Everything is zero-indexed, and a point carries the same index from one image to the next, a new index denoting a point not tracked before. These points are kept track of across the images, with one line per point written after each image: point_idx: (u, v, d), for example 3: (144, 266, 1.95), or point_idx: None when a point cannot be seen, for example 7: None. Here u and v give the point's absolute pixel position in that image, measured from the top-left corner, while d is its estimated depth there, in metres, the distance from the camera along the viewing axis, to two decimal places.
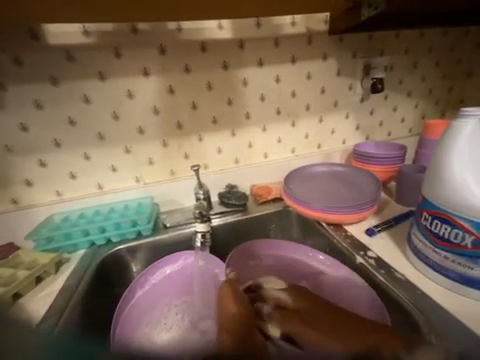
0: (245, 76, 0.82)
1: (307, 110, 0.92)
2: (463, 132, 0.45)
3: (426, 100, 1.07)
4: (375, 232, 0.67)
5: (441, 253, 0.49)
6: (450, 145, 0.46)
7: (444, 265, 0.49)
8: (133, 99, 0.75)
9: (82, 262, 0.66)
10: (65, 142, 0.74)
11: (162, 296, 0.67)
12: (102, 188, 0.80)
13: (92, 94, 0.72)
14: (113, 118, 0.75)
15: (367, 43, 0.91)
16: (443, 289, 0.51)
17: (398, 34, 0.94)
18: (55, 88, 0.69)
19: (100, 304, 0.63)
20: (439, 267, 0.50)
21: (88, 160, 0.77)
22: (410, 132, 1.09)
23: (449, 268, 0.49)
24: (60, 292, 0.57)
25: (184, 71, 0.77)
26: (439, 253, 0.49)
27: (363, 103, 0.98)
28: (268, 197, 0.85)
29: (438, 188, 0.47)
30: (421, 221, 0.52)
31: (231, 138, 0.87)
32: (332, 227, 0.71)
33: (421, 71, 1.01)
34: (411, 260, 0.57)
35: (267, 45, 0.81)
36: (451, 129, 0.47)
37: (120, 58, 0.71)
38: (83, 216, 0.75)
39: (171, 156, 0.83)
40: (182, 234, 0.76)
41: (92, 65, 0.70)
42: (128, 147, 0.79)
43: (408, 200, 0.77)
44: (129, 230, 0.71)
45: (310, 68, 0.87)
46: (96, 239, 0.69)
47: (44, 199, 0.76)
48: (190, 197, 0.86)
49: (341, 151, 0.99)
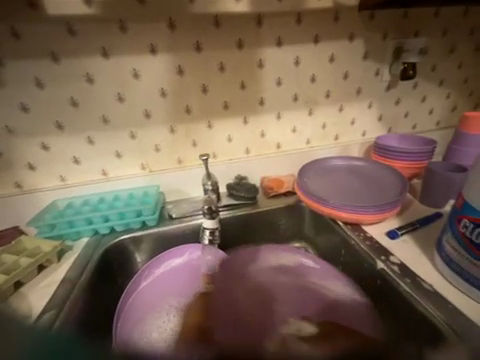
0: (262, 56, 0.74)
1: (327, 97, 0.83)
2: None
3: (460, 90, 0.96)
4: (398, 234, 0.62)
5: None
6: None
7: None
8: (139, 80, 0.69)
9: (85, 250, 0.64)
10: (68, 125, 0.70)
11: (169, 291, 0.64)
12: (107, 175, 0.76)
13: (95, 73, 0.67)
14: (118, 100, 0.70)
15: (401, 22, 0.80)
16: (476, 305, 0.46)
17: (437, 11, 0.82)
18: (56, 65, 0.64)
19: (102, 296, 0.61)
20: (476, 281, 0.45)
21: (92, 145, 0.73)
22: (437, 126, 0.99)
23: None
24: (61, 284, 0.55)
25: (194, 50, 0.70)
26: (478, 266, 0.44)
27: (389, 91, 0.88)
28: (279, 191, 0.80)
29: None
30: (459, 229, 0.46)
31: (243, 126, 0.80)
32: (349, 227, 0.66)
33: (458, 56, 0.90)
34: (439, 269, 0.52)
35: (287, 21, 0.72)
36: None
37: (126, 33, 0.65)
38: (87, 203, 0.72)
39: (179, 143, 0.78)
40: (188, 226, 0.73)
41: (94, 40, 0.64)
42: (133, 132, 0.74)
43: (434, 201, 0.71)
44: (134, 220, 0.68)
45: (334, 49, 0.78)
46: (100, 227, 0.67)
47: (47, 184, 0.73)
48: (197, 187, 0.82)
49: (360, 144, 0.92)
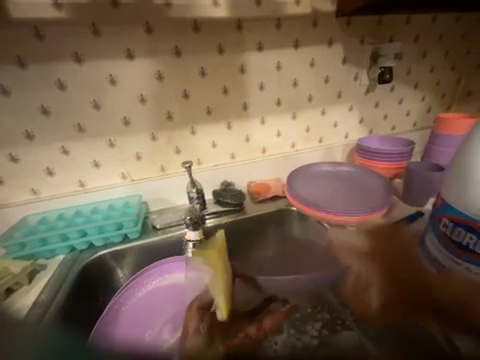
0: (243, 61, 0.74)
1: (309, 101, 0.84)
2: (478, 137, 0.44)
3: (433, 92, 1.01)
4: (384, 235, 0.63)
5: (462, 265, 0.46)
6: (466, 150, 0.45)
7: (464, 278, 0.45)
8: (116, 86, 0.66)
9: (61, 269, 0.60)
10: (39, 134, 0.65)
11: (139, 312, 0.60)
12: (84, 186, 0.72)
13: (68, 79, 0.63)
14: (94, 108, 0.67)
15: (376, 28, 0.83)
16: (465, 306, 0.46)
17: (409, 18, 0.86)
18: (23, 72, 0.60)
19: (80, 317, 0.56)
20: None
21: (67, 155, 0.68)
22: (414, 127, 1.03)
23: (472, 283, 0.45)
24: (33, 308, 0.50)
25: (174, 55, 0.68)
26: (460, 265, 0.46)
27: (368, 94, 0.91)
28: (266, 196, 0.79)
29: (475, 186, 0.43)
30: (440, 227, 0.49)
31: (228, 131, 0.79)
32: (336, 230, 0.67)
33: (430, 60, 0.95)
34: (426, 272, 0.53)
35: (267, 27, 0.73)
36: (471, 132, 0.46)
37: (100, 37, 0.62)
38: (63, 218, 0.68)
39: (161, 151, 0.75)
40: (173, 237, 0.70)
41: (66, 45, 0.61)
42: (112, 140, 0.70)
43: (415, 201, 0.74)
44: (114, 233, 0.65)
45: (314, 55, 0.80)
46: (77, 243, 0.63)
47: (17, 199, 0.68)
48: (183, 195, 0.80)
49: (343, 146, 0.93)
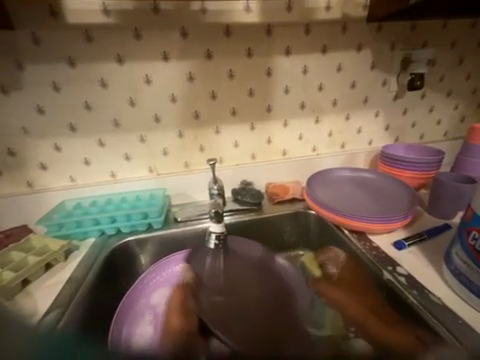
0: (270, 65, 0.76)
1: (334, 105, 0.84)
2: None
3: (469, 101, 0.96)
4: (405, 246, 0.63)
5: None
6: None
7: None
8: (150, 85, 0.71)
9: (92, 251, 0.66)
10: (80, 127, 0.72)
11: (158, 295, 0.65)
12: (115, 177, 0.78)
13: (109, 78, 0.69)
14: (129, 104, 0.72)
15: (409, 33, 0.81)
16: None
17: (445, 24, 0.83)
18: (72, 70, 0.67)
19: (106, 296, 0.63)
20: None
21: (102, 147, 0.75)
22: (445, 136, 0.98)
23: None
24: (68, 283, 0.57)
25: (205, 58, 0.72)
26: None
27: (397, 101, 0.89)
28: (284, 197, 0.80)
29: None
30: (468, 241, 0.47)
31: (250, 132, 0.81)
32: (355, 236, 0.67)
33: (467, 68, 0.90)
34: (449, 284, 0.53)
35: (296, 32, 0.74)
36: None
37: (139, 41, 0.67)
38: (95, 204, 0.74)
39: (186, 148, 0.79)
40: (193, 230, 0.74)
41: (110, 47, 0.67)
42: (143, 136, 0.76)
43: (441, 212, 0.71)
44: (140, 222, 0.70)
45: (342, 59, 0.80)
46: (107, 229, 0.69)
47: (57, 184, 0.75)
48: (203, 191, 0.83)
49: (367, 152, 0.91)
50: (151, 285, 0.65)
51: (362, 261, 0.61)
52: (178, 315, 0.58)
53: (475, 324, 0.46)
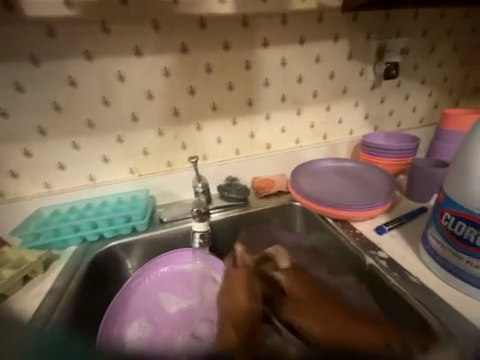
0: (249, 58, 0.75)
1: (314, 97, 0.85)
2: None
3: (441, 88, 1.00)
4: (386, 230, 0.66)
5: (462, 257, 0.48)
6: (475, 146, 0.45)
7: (461, 268, 0.48)
8: (124, 82, 0.68)
9: (73, 259, 0.63)
10: (51, 130, 0.67)
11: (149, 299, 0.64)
12: (94, 181, 0.74)
13: (78, 76, 0.65)
14: (103, 104, 0.69)
15: (383, 22, 0.83)
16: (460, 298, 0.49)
17: (417, 13, 0.85)
18: (36, 69, 0.62)
19: (92, 305, 0.61)
20: (457, 271, 0.49)
21: (77, 150, 0.71)
22: (421, 123, 1.02)
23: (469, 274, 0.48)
24: (48, 295, 0.54)
25: (181, 52, 0.69)
26: (459, 257, 0.48)
27: (374, 90, 0.91)
28: (270, 191, 0.81)
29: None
30: (442, 222, 0.50)
31: (232, 127, 0.80)
32: (339, 224, 0.69)
33: (438, 55, 0.94)
34: (426, 264, 0.56)
35: (273, 23, 0.73)
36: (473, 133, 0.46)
37: (109, 35, 0.64)
38: (74, 210, 0.71)
39: (168, 146, 0.77)
40: (179, 230, 0.73)
41: (77, 42, 0.62)
42: (120, 136, 0.72)
43: (418, 196, 0.75)
44: (123, 225, 0.68)
45: (320, 50, 0.80)
46: (88, 235, 0.66)
47: (30, 192, 0.71)
48: (188, 189, 0.81)
49: (348, 142, 0.93)
50: (140, 288, 0.64)
51: (347, 248, 0.63)
52: (244, 288, 0.55)
53: (449, 299, 0.49)
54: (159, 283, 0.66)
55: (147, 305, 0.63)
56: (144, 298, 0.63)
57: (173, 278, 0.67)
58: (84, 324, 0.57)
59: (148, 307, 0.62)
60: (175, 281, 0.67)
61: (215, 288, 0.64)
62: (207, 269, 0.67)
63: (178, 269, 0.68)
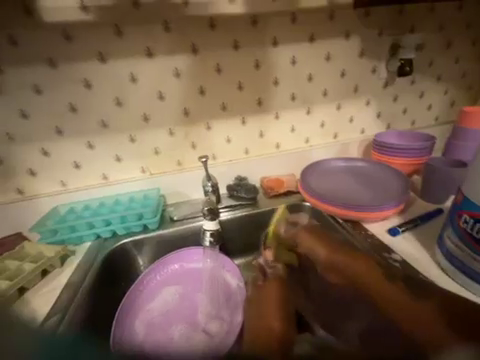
0: (258, 57, 0.75)
1: (325, 95, 0.84)
2: None
3: (458, 85, 0.96)
4: (398, 231, 0.64)
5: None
6: None
7: None
8: (137, 84, 0.70)
9: (88, 254, 0.65)
10: (67, 130, 0.70)
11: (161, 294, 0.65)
12: (107, 179, 0.77)
13: (93, 78, 0.67)
14: (116, 105, 0.70)
15: (396, 18, 0.80)
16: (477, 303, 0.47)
17: (433, 7, 0.82)
18: (54, 72, 0.65)
19: (107, 299, 0.63)
20: (476, 275, 0.47)
21: (92, 149, 0.73)
22: (436, 121, 0.99)
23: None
24: (65, 289, 0.56)
25: (191, 52, 0.70)
26: (478, 261, 0.46)
27: (387, 87, 0.88)
28: (279, 191, 0.80)
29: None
30: (459, 224, 0.48)
31: (242, 127, 0.81)
32: (350, 225, 0.68)
33: (455, 51, 0.90)
34: (441, 267, 0.54)
35: (283, 21, 0.73)
36: None
37: (122, 38, 0.65)
38: (88, 208, 0.73)
39: (178, 146, 0.78)
40: (189, 229, 0.74)
41: (92, 46, 0.64)
42: (132, 136, 0.74)
43: (433, 197, 0.72)
44: (135, 223, 0.69)
45: (331, 48, 0.78)
46: (102, 232, 0.68)
47: (48, 189, 0.74)
48: (198, 188, 0.82)
49: (359, 141, 0.91)
50: (151, 285, 0.66)
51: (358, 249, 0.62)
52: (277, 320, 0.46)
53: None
54: (170, 279, 0.67)
55: (158, 302, 0.64)
56: (155, 294, 0.65)
57: (183, 275, 0.68)
58: (98, 317, 0.59)
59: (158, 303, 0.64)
60: (185, 277, 0.68)
61: (229, 290, 0.65)
62: (216, 268, 0.68)
63: (188, 267, 0.69)
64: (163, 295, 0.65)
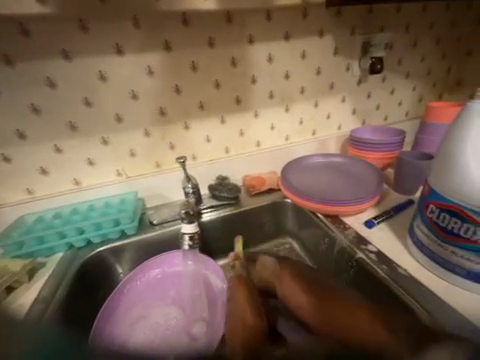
0: (235, 55, 0.74)
1: (302, 93, 0.85)
2: (465, 133, 0.45)
3: (425, 82, 1.02)
4: (374, 223, 0.67)
5: (446, 248, 0.49)
6: (457, 140, 0.46)
7: (446, 258, 0.50)
8: (107, 82, 0.66)
9: (60, 266, 0.61)
10: (30, 134, 0.65)
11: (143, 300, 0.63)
12: (79, 184, 0.72)
13: (56, 76, 0.62)
14: (85, 105, 0.66)
15: (367, 17, 0.83)
16: (445, 286, 0.51)
17: (399, 7, 0.86)
18: (11, 69, 0.59)
19: (81, 311, 0.59)
20: (442, 261, 0.51)
21: (60, 153, 0.68)
22: (406, 116, 1.04)
23: (454, 263, 0.50)
24: (34, 304, 0.52)
25: (164, 49, 0.68)
26: (444, 248, 0.50)
27: (361, 85, 0.92)
28: (261, 189, 0.80)
29: (463, 171, 0.45)
30: (427, 214, 0.52)
31: (221, 126, 0.79)
32: (329, 220, 0.69)
33: (421, 50, 0.95)
34: (413, 255, 0.57)
35: (257, 18, 0.72)
36: (454, 127, 0.47)
37: (87, 33, 0.61)
38: (59, 216, 0.68)
39: (155, 147, 0.75)
40: (170, 232, 0.72)
41: (54, 42, 0.60)
42: (105, 138, 0.70)
43: (405, 189, 0.76)
44: (111, 230, 0.66)
45: (306, 46, 0.80)
46: (75, 241, 0.64)
47: (11, 198, 0.68)
48: (178, 190, 0.80)
49: (337, 137, 0.94)
50: (131, 291, 0.63)
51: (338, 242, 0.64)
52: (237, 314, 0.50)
53: (435, 288, 0.51)
54: (152, 284, 0.65)
55: (140, 309, 0.62)
56: (137, 301, 0.63)
57: (166, 278, 0.66)
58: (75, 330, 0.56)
59: (140, 310, 0.62)
60: (167, 282, 0.66)
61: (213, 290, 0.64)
62: (199, 270, 0.67)
63: (170, 269, 0.67)
64: (145, 301, 0.63)
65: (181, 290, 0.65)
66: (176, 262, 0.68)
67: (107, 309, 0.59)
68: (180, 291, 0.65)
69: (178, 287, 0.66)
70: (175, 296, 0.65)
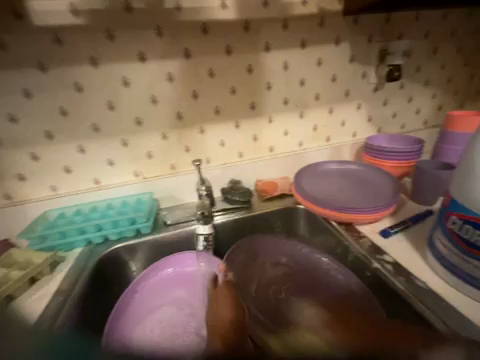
0: (251, 62, 0.75)
1: (316, 100, 0.85)
2: None
3: (445, 90, 0.99)
4: (390, 233, 0.65)
5: (471, 262, 0.47)
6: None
7: (471, 272, 0.48)
8: (129, 87, 0.69)
9: (79, 261, 0.64)
10: (57, 134, 0.69)
11: (155, 299, 0.64)
12: (99, 183, 0.76)
13: (84, 82, 0.66)
14: (109, 108, 0.70)
15: (384, 25, 0.83)
16: (467, 302, 0.49)
17: (418, 15, 0.85)
18: (44, 75, 0.64)
19: (97, 305, 0.61)
20: (466, 276, 0.48)
21: (83, 153, 0.72)
22: (425, 125, 1.02)
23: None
24: (55, 296, 0.55)
25: (183, 57, 0.70)
26: (468, 262, 0.47)
27: (377, 92, 0.91)
28: (273, 194, 0.81)
29: None
30: (448, 225, 0.50)
31: (235, 130, 0.81)
32: (343, 227, 0.68)
33: (441, 57, 0.93)
34: (434, 268, 0.55)
35: (274, 27, 0.74)
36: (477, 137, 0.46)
37: (114, 42, 0.65)
38: (79, 213, 0.72)
39: (171, 149, 0.78)
40: (183, 233, 0.73)
41: (84, 49, 0.64)
42: (125, 140, 0.74)
43: (423, 199, 0.74)
44: (127, 228, 0.68)
45: (322, 54, 0.80)
46: (93, 237, 0.67)
47: (37, 195, 0.72)
48: (191, 192, 0.82)
49: (351, 144, 0.93)
50: (144, 290, 0.65)
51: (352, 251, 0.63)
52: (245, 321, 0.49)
53: (456, 303, 0.49)
54: (165, 283, 0.67)
55: (152, 308, 0.63)
56: (149, 300, 0.64)
57: (178, 278, 0.68)
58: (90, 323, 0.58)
59: (153, 309, 0.63)
60: (179, 282, 0.68)
61: None
62: (210, 271, 0.68)
63: (182, 269, 0.69)
64: (157, 300, 0.64)
65: (192, 291, 0.66)
66: (188, 262, 0.69)
67: (121, 308, 0.60)
68: (192, 292, 0.66)
69: (189, 287, 0.67)
70: (187, 297, 0.65)
